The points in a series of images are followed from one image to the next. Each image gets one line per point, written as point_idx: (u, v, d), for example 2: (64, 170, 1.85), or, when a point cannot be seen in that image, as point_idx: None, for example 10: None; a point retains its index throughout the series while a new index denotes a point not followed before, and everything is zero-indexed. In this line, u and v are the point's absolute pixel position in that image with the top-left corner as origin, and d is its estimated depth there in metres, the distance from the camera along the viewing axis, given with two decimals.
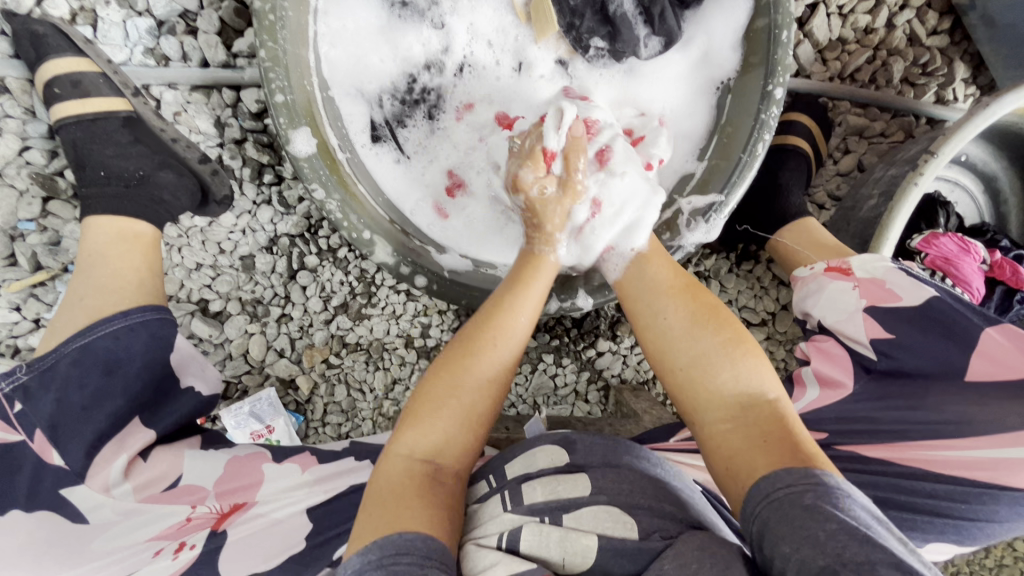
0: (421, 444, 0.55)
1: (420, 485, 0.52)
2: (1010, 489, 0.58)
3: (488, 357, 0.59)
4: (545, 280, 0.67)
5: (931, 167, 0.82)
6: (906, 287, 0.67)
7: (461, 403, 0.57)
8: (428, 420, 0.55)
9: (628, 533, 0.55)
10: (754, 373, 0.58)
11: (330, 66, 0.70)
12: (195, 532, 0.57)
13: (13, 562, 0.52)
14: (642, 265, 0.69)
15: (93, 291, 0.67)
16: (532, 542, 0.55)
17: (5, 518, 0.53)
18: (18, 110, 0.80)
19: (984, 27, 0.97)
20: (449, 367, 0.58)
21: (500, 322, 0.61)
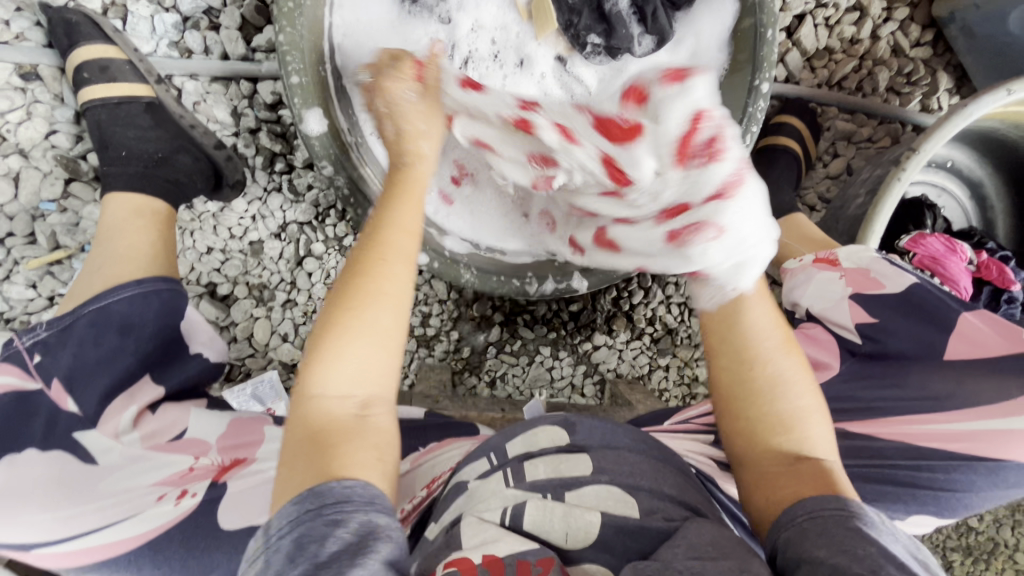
0: (332, 382, 0.51)
1: (342, 425, 0.50)
2: (989, 460, 0.59)
3: (379, 277, 0.55)
4: (416, 194, 0.63)
5: (914, 163, 0.86)
6: (891, 275, 0.70)
7: (364, 330, 0.52)
8: (331, 355, 0.52)
9: (629, 512, 0.57)
10: (821, 440, 0.56)
11: (343, 56, 0.75)
12: (197, 481, 0.59)
13: (24, 495, 0.54)
14: (744, 306, 0.60)
15: (111, 261, 0.71)
16: (536, 517, 0.57)
17: (18, 458, 0.55)
18: (48, 96, 0.85)
19: (965, 38, 1.02)
20: (347, 292, 0.54)
21: (386, 237, 0.57)
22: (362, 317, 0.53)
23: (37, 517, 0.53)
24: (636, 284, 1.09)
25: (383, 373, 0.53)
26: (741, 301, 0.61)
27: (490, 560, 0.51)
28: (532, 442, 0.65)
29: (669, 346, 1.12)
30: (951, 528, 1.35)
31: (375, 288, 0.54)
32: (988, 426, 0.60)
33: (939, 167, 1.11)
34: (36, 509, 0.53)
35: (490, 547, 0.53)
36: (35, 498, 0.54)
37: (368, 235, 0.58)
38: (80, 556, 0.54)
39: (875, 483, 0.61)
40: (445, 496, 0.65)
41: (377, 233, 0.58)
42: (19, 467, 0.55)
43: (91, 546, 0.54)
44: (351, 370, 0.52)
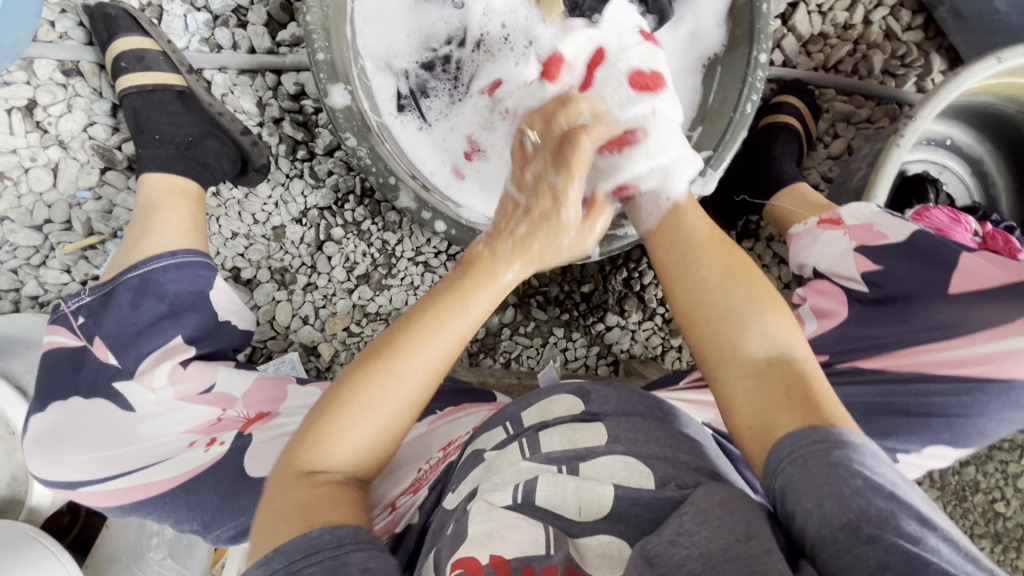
0: (330, 459, 0.53)
1: (332, 494, 0.51)
2: (1000, 382, 0.63)
3: (402, 370, 0.55)
4: (482, 295, 0.59)
5: (912, 129, 0.89)
6: (894, 227, 0.71)
7: (372, 419, 0.55)
8: (334, 436, 0.54)
9: (645, 483, 0.57)
10: (784, 333, 0.57)
11: (363, 39, 0.80)
12: (225, 431, 0.62)
13: (74, 433, 0.58)
14: (676, 216, 0.67)
15: (145, 234, 0.74)
16: (548, 494, 0.55)
17: (66, 403, 0.59)
18: (87, 90, 0.90)
19: (954, 19, 1.06)
20: (361, 380, 0.55)
21: (417, 333, 0.56)
22: (383, 398, 0.55)
23: (82, 458, 0.58)
24: (646, 265, 1.11)
25: (375, 455, 0.56)
26: (676, 209, 0.68)
27: (497, 561, 0.49)
28: (546, 411, 0.68)
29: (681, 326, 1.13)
30: (978, 515, 1.33)
31: (393, 382, 0.55)
32: (999, 348, 0.63)
33: (940, 145, 1.14)
34: (81, 452, 0.58)
35: (496, 545, 0.50)
36: (83, 437, 0.58)
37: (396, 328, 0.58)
38: (123, 496, 0.58)
39: (904, 416, 0.66)
40: (462, 463, 0.69)
41: (403, 329, 0.57)
42: (69, 413, 0.59)
43: (132, 487, 0.58)
44: (350, 450, 0.54)
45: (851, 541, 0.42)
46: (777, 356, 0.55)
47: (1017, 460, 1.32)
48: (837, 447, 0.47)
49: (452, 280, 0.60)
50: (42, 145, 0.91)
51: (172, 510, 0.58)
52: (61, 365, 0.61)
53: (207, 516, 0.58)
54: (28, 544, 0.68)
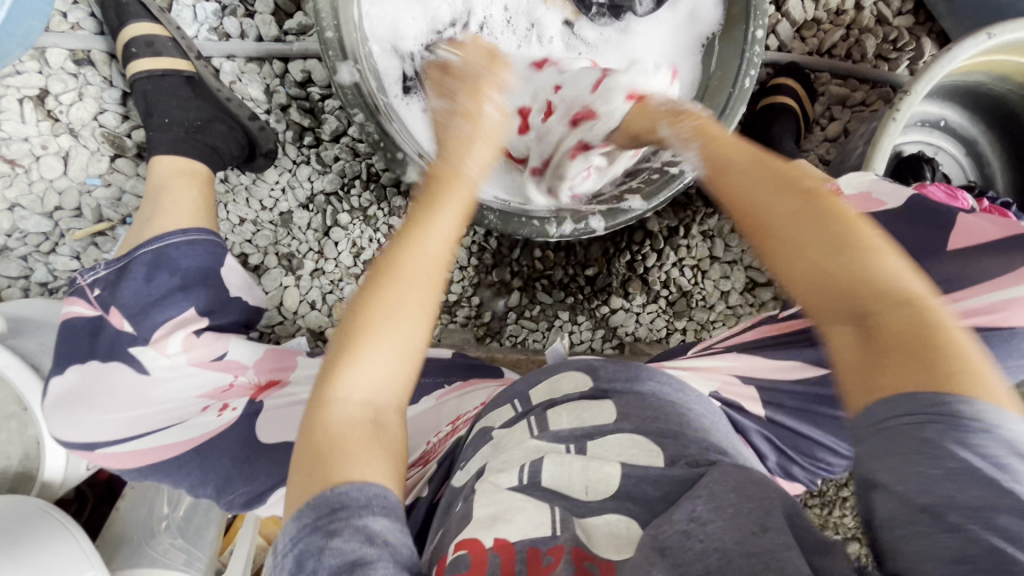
0: (347, 396, 0.49)
1: (361, 435, 0.48)
2: (1002, 331, 0.64)
3: (397, 291, 0.52)
4: (454, 207, 0.56)
5: (907, 104, 0.91)
6: (892, 193, 0.73)
7: (382, 348, 0.51)
8: (343, 374, 0.50)
9: (653, 461, 0.55)
10: (882, 267, 0.43)
11: (370, 22, 0.82)
12: (236, 397, 0.63)
13: (93, 395, 0.60)
14: (714, 147, 0.56)
15: (157, 212, 0.76)
16: (554, 475, 0.55)
17: (82, 367, 0.60)
18: (98, 79, 0.92)
19: (943, 3, 1.08)
20: (361, 308, 0.51)
21: (407, 256, 0.53)
22: (386, 326, 0.51)
23: (101, 420, 0.59)
24: (648, 248, 1.12)
25: (400, 384, 0.52)
26: (707, 148, 0.57)
27: (501, 544, 0.50)
28: (556, 388, 0.68)
29: (685, 309, 1.14)
30: None
31: (393, 305, 0.51)
32: (999, 299, 0.64)
33: (934, 126, 1.16)
34: (101, 413, 0.59)
35: (501, 528, 0.51)
36: (101, 398, 0.60)
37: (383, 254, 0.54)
38: (138, 458, 0.60)
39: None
40: (470, 442, 0.69)
41: (393, 253, 0.53)
42: (87, 376, 0.60)
43: (151, 447, 0.60)
44: (367, 384, 0.50)
45: (933, 528, 0.35)
46: (885, 290, 0.41)
47: None
48: (946, 413, 0.37)
49: (419, 200, 0.57)
50: (53, 134, 0.92)
51: (187, 473, 0.60)
52: (79, 334, 0.61)
53: (218, 481, 0.60)
54: (39, 518, 0.68)
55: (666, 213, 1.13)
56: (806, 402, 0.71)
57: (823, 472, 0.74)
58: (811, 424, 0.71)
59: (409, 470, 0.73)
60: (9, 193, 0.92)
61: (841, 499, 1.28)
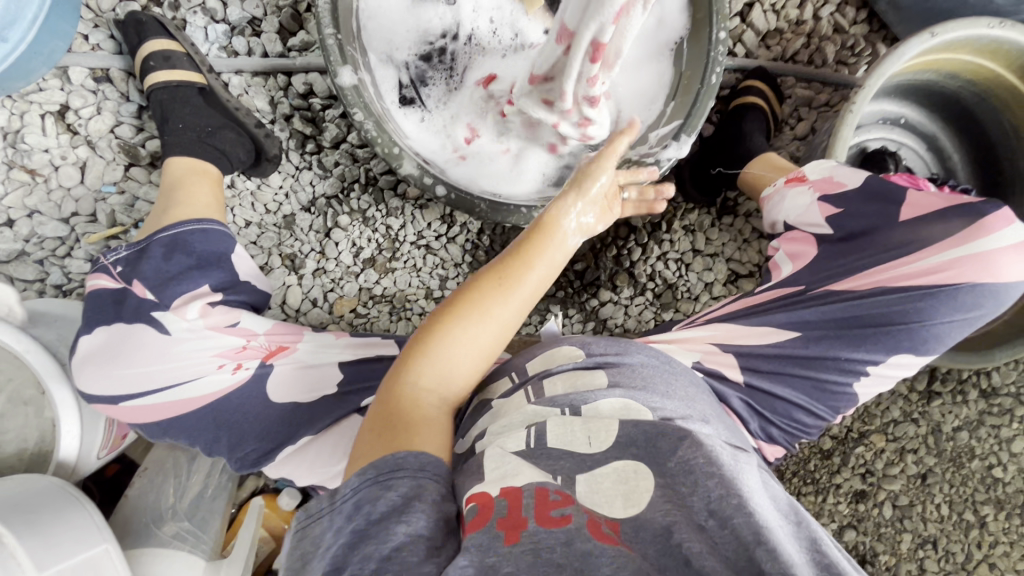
0: (430, 377, 0.63)
1: (427, 416, 0.60)
2: (948, 288, 0.71)
3: (502, 301, 0.66)
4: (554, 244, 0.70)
5: (862, 97, 0.99)
6: (851, 175, 0.78)
7: (471, 343, 0.65)
8: (435, 355, 0.64)
9: (642, 416, 0.60)
10: None
11: (367, 35, 0.89)
12: (251, 357, 0.67)
13: (118, 352, 0.63)
14: None
15: (174, 205, 0.82)
16: (558, 430, 0.59)
17: (109, 328, 0.64)
18: (115, 95, 0.99)
19: (892, 11, 1.18)
20: (466, 305, 0.65)
21: (513, 270, 0.68)
22: (472, 331, 0.64)
23: (128, 372, 0.63)
24: (633, 242, 1.18)
25: (465, 382, 0.65)
26: None
27: (509, 490, 0.52)
28: (551, 360, 0.72)
29: (671, 300, 1.20)
30: (977, 482, 1.34)
31: (493, 312, 0.65)
32: (955, 254, 0.71)
33: (895, 124, 1.24)
34: (128, 366, 0.63)
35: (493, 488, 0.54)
36: (126, 354, 0.63)
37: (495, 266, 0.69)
38: (161, 411, 0.64)
39: (858, 329, 0.74)
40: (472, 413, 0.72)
41: (505, 267, 0.68)
42: (116, 334, 0.64)
43: (175, 401, 0.64)
44: (444, 373, 0.64)
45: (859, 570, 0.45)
46: None
47: (1008, 423, 1.33)
48: None
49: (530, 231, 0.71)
50: (71, 146, 0.99)
51: (204, 433, 0.65)
52: (105, 302, 0.66)
53: (231, 438, 0.65)
54: (56, 493, 0.71)
55: (649, 209, 1.19)
56: (781, 366, 0.75)
57: (801, 435, 0.77)
58: (784, 385, 0.75)
59: None
60: (29, 201, 0.97)
61: (834, 486, 1.30)
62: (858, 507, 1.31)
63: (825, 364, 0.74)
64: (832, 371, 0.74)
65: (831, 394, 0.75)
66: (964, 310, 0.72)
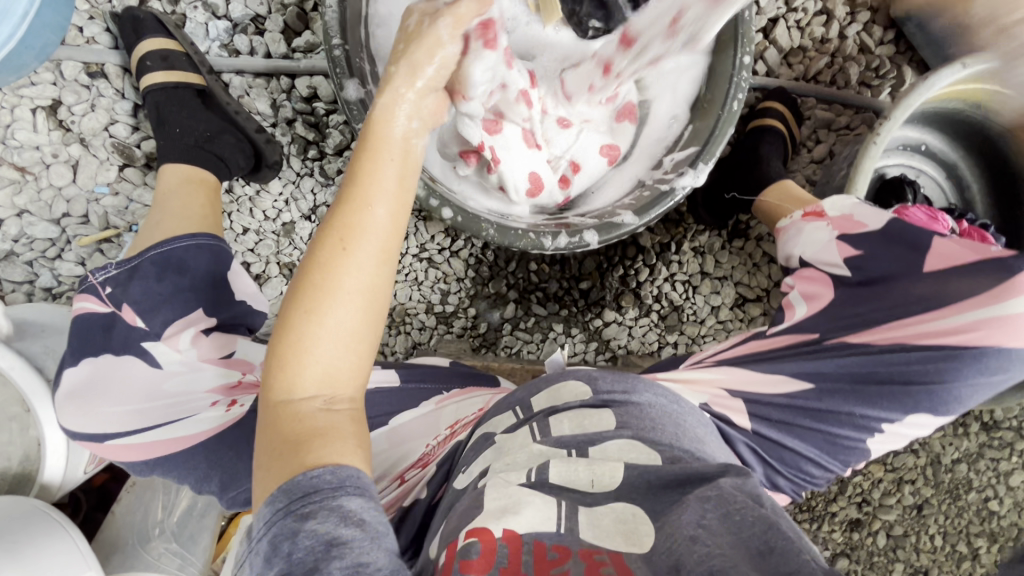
0: (300, 384, 0.54)
1: (309, 428, 0.52)
2: (975, 350, 0.68)
3: (343, 266, 0.55)
4: (389, 169, 0.60)
5: (887, 128, 0.95)
6: (873, 215, 0.76)
7: (332, 326, 0.54)
8: (293, 362, 0.54)
9: (652, 460, 0.58)
10: None
11: (376, 42, 0.85)
12: (245, 393, 0.64)
13: (105, 388, 0.61)
14: None
15: (169, 217, 0.79)
16: (562, 471, 0.57)
17: (96, 361, 0.62)
18: (110, 91, 0.95)
19: (922, 34, 1.13)
20: (305, 289, 0.55)
21: (347, 222, 0.57)
22: (322, 315, 0.54)
23: (112, 411, 0.61)
24: (641, 262, 1.15)
25: (353, 368, 0.56)
26: None
27: (510, 535, 0.51)
28: (557, 396, 0.69)
29: (676, 323, 1.17)
30: (973, 514, 1.33)
31: (339, 281, 0.55)
32: (985, 315, 0.68)
33: (915, 150, 1.21)
34: (112, 404, 0.61)
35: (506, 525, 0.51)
36: (112, 393, 0.61)
37: (326, 227, 0.57)
38: (147, 450, 0.60)
39: (876, 383, 0.71)
40: (472, 446, 0.69)
41: (333, 222, 0.57)
42: (102, 368, 0.62)
43: (160, 442, 0.61)
44: (317, 373, 0.54)
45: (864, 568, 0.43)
46: None
47: (1008, 457, 1.32)
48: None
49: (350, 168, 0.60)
50: (64, 143, 0.95)
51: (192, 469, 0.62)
52: (91, 328, 0.63)
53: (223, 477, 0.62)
54: (39, 517, 0.69)
55: (658, 229, 1.16)
56: (790, 415, 0.73)
57: (807, 484, 0.75)
58: (795, 434, 0.73)
59: (406, 472, 0.74)
60: (18, 200, 0.94)
61: (830, 514, 1.29)
62: (851, 536, 1.30)
63: (838, 418, 0.72)
64: (845, 425, 0.72)
65: (842, 447, 0.73)
66: (991, 373, 0.70)
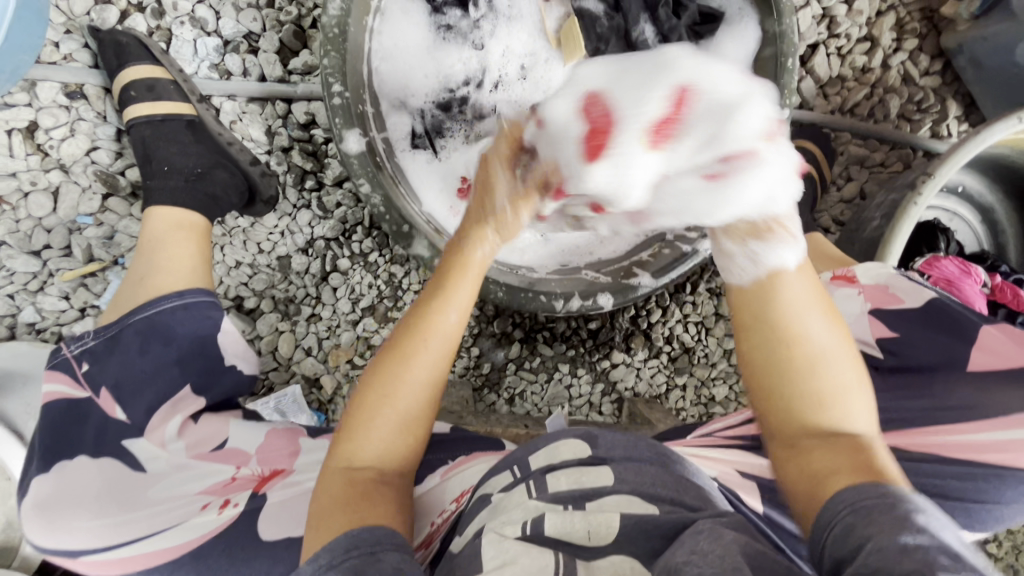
0: (363, 453, 0.55)
1: (358, 494, 0.52)
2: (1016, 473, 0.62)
3: (418, 361, 0.56)
4: (470, 275, 0.61)
5: (931, 186, 0.87)
6: (909, 292, 0.74)
7: (396, 412, 0.56)
8: (361, 432, 0.55)
9: (649, 510, 0.54)
10: None
11: (379, 78, 0.77)
12: (239, 491, 0.60)
13: (82, 498, 0.56)
14: None
15: (153, 271, 0.73)
16: (558, 523, 0.53)
17: (73, 462, 0.57)
18: (91, 114, 0.88)
19: (973, 68, 1.04)
20: (380, 374, 0.56)
21: (428, 321, 0.58)
22: (392, 400, 0.56)
23: (86, 525, 0.55)
24: (654, 303, 1.10)
25: (408, 444, 0.57)
26: None
27: None
28: (554, 454, 0.62)
29: (686, 365, 1.13)
30: None
31: (409, 372, 0.56)
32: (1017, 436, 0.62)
33: (951, 191, 1.13)
34: (86, 517, 0.55)
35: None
36: (87, 505, 0.56)
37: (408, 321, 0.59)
38: (129, 567, 0.54)
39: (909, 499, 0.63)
40: (472, 507, 0.65)
41: (418, 318, 0.58)
42: (74, 475, 0.57)
43: (142, 555, 0.54)
44: (378, 448, 0.56)
45: None
46: None
47: None
48: None
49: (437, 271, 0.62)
50: (42, 169, 0.88)
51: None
52: (60, 417, 0.59)
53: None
54: None
55: None
56: None
57: None
58: None
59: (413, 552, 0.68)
60: None
61: None
62: None
63: None
64: None
65: None
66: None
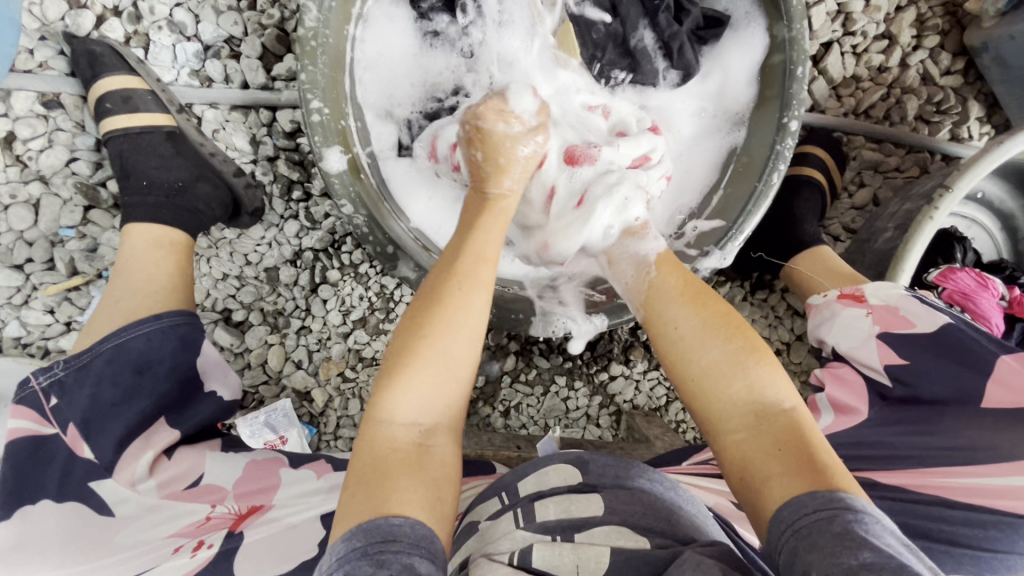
0: (401, 408, 0.52)
1: (408, 459, 0.50)
2: None
3: (460, 305, 0.55)
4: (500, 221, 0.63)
5: (948, 200, 0.82)
6: (920, 314, 0.68)
7: (439, 365, 0.53)
8: (405, 382, 0.52)
9: (639, 545, 0.51)
10: None
11: (363, 89, 0.73)
12: (214, 532, 0.58)
13: (42, 546, 0.54)
14: None
15: (130, 293, 0.71)
16: (545, 555, 0.50)
17: (35, 508, 0.56)
18: (69, 124, 0.85)
19: (998, 68, 0.98)
20: (421, 319, 0.55)
21: (469, 268, 0.58)
22: (437, 347, 0.53)
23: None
24: None
25: (447, 402, 0.54)
26: None
27: None
28: (541, 481, 0.59)
29: None
30: None
31: (454, 317, 0.55)
32: None
33: (969, 198, 1.08)
34: (45, 567, 0.53)
35: None
36: (48, 553, 0.54)
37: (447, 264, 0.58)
38: None
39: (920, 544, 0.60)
40: (457, 536, 0.61)
41: (458, 262, 0.58)
42: (35, 520, 0.55)
43: None
44: (419, 401, 0.52)
45: None
46: None
47: None
48: None
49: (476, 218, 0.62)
50: (22, 180, 0.85)
51: None
52: (24, 456, 0.58)
53: None
54: None
55: None
56: None
57: None
58: None
59: None
60: None
61: None
62: None
63: None
64: None
65: None
66: None
